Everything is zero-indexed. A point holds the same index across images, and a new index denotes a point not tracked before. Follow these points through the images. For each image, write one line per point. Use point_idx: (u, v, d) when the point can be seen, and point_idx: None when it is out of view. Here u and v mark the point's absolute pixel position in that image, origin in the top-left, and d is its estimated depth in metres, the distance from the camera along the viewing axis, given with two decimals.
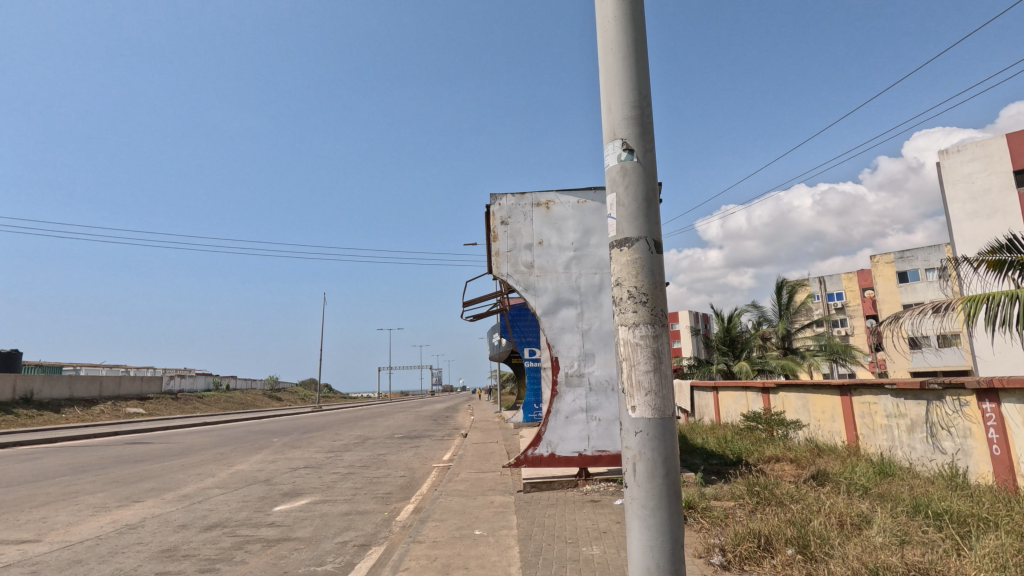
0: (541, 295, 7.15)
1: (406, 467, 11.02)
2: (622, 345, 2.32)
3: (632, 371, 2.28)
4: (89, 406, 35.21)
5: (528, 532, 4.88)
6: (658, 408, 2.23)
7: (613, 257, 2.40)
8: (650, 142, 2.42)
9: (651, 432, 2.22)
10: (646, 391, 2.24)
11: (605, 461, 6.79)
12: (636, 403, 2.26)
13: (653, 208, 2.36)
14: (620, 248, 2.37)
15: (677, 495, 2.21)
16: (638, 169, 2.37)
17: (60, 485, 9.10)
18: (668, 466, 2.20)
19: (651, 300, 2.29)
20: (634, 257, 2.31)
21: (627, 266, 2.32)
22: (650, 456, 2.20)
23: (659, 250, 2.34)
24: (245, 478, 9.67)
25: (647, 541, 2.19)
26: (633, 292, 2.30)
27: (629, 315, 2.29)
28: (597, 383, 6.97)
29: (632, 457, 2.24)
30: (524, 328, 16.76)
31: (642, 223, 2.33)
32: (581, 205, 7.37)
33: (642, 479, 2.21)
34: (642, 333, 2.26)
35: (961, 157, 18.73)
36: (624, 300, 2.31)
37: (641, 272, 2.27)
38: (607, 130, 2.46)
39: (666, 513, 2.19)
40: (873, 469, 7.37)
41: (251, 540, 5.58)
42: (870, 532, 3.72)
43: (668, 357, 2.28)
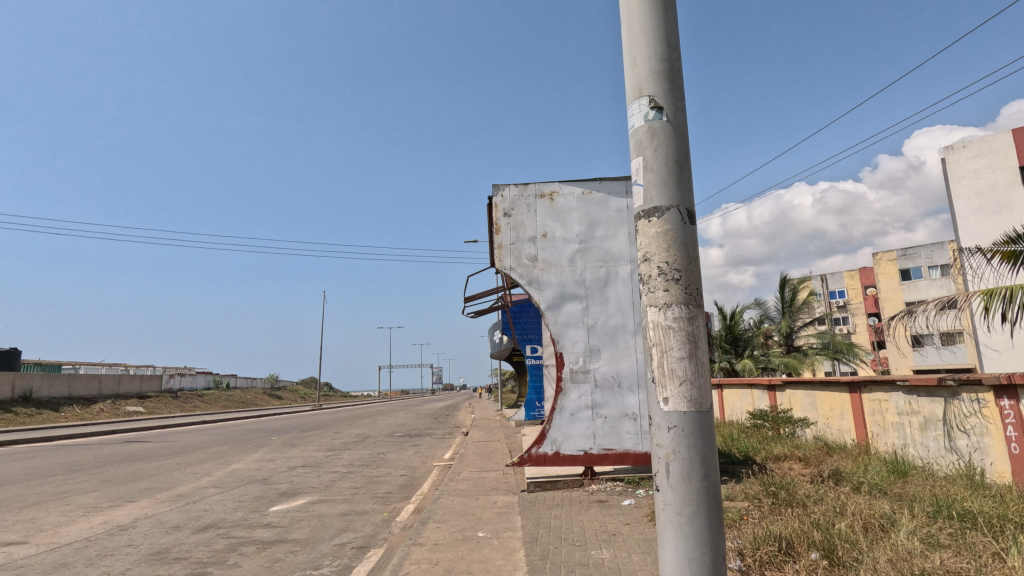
0: (544, 289, 6.94)
1: (407, 466, 10.80)
2: (653, 329, 2.15)
3: (665, 357, 2.10)
4: (88, 405, 35.02)
5: (534, 535, 4.66)
6: (695, 401, 2.06)
7: (641, 230, 2.23)
8: (680, 99, 2.26)
9: (686, 428, 2.04)
10: (680, 380, 2.07)
11: (611, 460, 6.58)
12: (669, 394, 2.08)
13: (684, 171, 2.21)
14: (649, 219, 2.21)
15: (715, 500, 2.02)
16: (668, 128, 2.20)
17: (53, 484, 8.90)
18: (706, 467, 2.02)
19: (685, 276, 2.13)
20: (665, 228, 2.16)
21: (657, 241, 2.16)
22: (686, 456, 2.02)
23: (692, 220, 2.19)
24: (242, 478, 9.47)
25: (684, 552, 1.99)
26: (665, 269, 2.14)
27: (661, 294, 2.12)
28: (603, 379, 6.76)
29: (668, 457, 2.04)
30: (526, 325, 16.55)
31: (673, 190, 2.17)
32: (586, 197, 7.16)
33: (678, 481, 2.02)
34: (675, 315, 2.10)
35: (967, 152, 18.52)
36: (655, 277, 2.15)
37: (675, 244, 2.11)
38: (632, 88, 2.30)
39: (704, 519, 1.99)
40: (887, 468, 7.17)
41: (245, 542, 5.38)
42: (898, 535, 3.51)
43: (704, 342, 2.11)
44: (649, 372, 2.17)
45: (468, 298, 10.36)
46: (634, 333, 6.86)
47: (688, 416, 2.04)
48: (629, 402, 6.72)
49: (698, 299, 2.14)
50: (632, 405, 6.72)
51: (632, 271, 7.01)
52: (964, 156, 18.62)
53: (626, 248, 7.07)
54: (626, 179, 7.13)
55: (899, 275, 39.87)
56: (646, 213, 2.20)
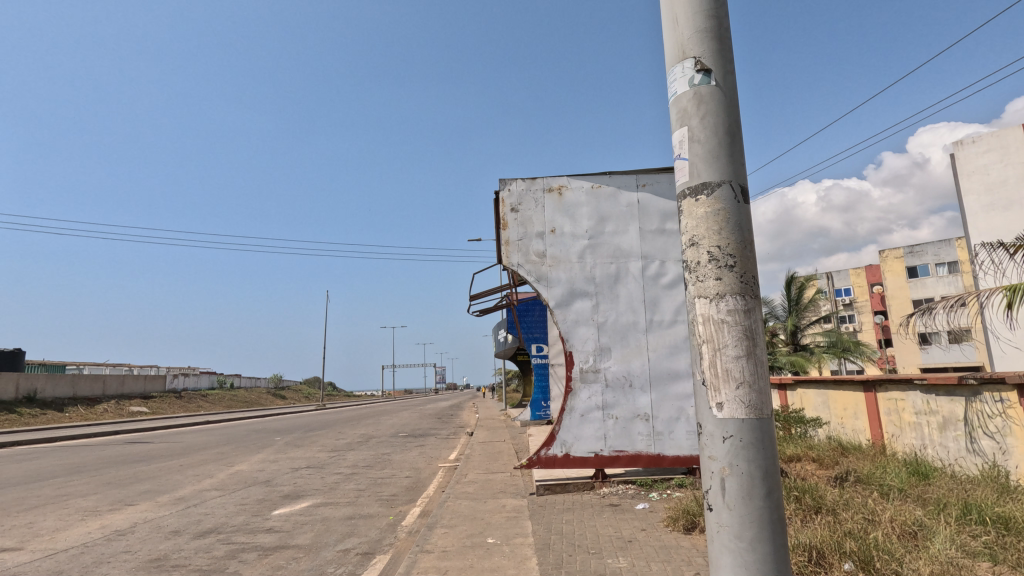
0: (553, 286, 6.75)
1: (412, 467, 10.61)
2: (705, 326, 2.09)
3: (719, 356, 2.04)
4: (92, 406, 34.99)
5: (546, 541, 4.47)
6: (753, 408, 1.99)
7: (689, 210, 2.18)
8: (728, 62, 2.21)
9: (745, 440, 1.98)
10: (737, 383, 2.01)
11: (622, 462, 6.38)
12: (724, 400, 2.02)
13: (736, 139, 2.16)
14: (697, 198, 2.15)
15: (778, 516, 1.97)
16: (716, 91, 2.17)
17: (52, 487, 8.76)
18: (767, 482, 1.96)
19: (739, 264, 2.08)
20: (716, 208, 2.11)
21: (708, 228, 2.12)
22: (746, 471, 1.96)
23: (744, 198, 2.14)
24: (244, 480, 9.30)
25: (743, 573, 1.93)
26: (718, 258, 2.09)
27: (713, 284, 2.08)
28: (614, 379, 6.56)
29: (723, 472, 1.98)
30: (531, 324, 16.36)
31: (723, 164, 2.12)
32: (595, 191, 6.96)
33: (735, 498, 1.97)
34: (729, 309, 2.04)
35: (976, 148, 18.28)
36: (706, 265, 2.11)
37: (728, 226, 2.07)
38: (675, 51, 2.27)
39: (767, 537, 1.94)
40: (907, 469, 6.96)
41: (246, 549, 5.20)
42: (938, 546, 3.32)
43: (761, 341, 2.05)
44: (700, 373, 2.10)
45: (474, 296, 10.17)
46: (645, 331, 6.66)
47: (747, 427, 1.98)
48: (641, 402, 6.52)
49: (753, 288, 2.09)
50: (644, 405, 6.52)
51: (643, 267, 6.80)
52: (974, 151, 18.36)
53: (636, 243, 6.86)
54: (637, 172, 6.94)
55: (905, 273, 39.54)
56: (693, 192, 2.16)
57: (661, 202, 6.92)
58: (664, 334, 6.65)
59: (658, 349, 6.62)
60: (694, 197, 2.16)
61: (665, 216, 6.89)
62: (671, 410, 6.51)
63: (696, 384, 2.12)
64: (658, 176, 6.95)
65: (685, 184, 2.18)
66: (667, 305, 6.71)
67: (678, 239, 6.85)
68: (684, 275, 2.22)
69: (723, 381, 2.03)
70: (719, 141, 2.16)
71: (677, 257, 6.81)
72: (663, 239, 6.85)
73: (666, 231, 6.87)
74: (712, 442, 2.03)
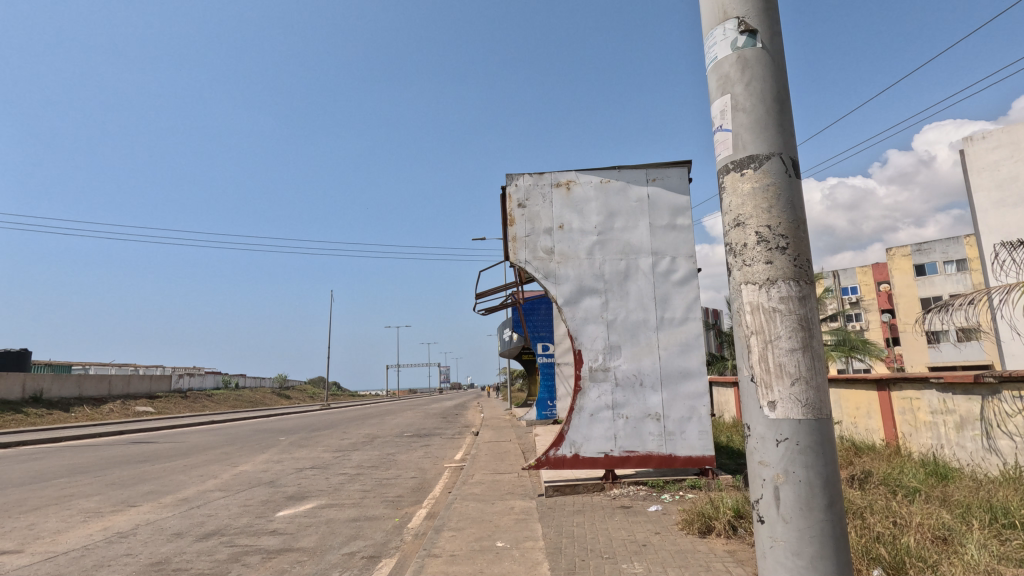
0: (561, 283, 6.61)
1: (417, 467, 10.48)
2: (756, 315, 2.07)
3: (772, 348, 2.02)
4: (98, 406, 35.08)
5: (557, 545, 4.34)
6: (809, 407, 1.96)
7: (735, 186, 2.17)
8: (776, 27, 2.22)
9: (802, 446, 1.94)
10: (792, 378, 1.98)
11: (633, 463, 6.25)
12: (777, 396, 1.99)
13: (784, 108, 2.16)
14: (744, 174, 2.15)
15: (838, 528, 1.93)
16: (763, 55, 2.18)
17: (55, 487, 8.68)
18: (827, 492, 1.92)
19: (791, 245, 2.07)
20: (766, 184, 2.10)
21: (756, 210, 2.11)
22: (804, 481, 1.92)
23: (794, 173, 2.13)
24: (248, 480, 9.20)
25: None
26: (768, 241, 2.08)
27: (763, 266, 2.07)
28: (624, 377, 6.41)
29: (778, 480, 1.94)
30: (536, 323, 16.21)
31: (773, 135, 2.13)
32: (604, 185, 6.81)
33: (791, 504, 1.93)
34: (781, 295, 2.03)
35: (986, 143, 18.02)
36: (757, 244, 2.10)
37: (778, 202, 2.07)
38: (719, 16, 2.28)
39: (828, 550, 1.90)
40: (925, 471, 6.78)
41: (250, 551, 5.09)
42: (972, 552, 3.17)
43: (817, 331, 2.02)
44: (750, 367, 2.08)
45: (479, 295, 10.03)
46: (656, 329, 6.51)
47: (804, 429, 1.94)
48: (652, 402, 6.37)
49: (807, 272, 2.07)
50: (655, 405, 6.37)
51: (653, 264, 6.65)
52: (984, 147, 18.08)
53: (646, 239, 6.71)
54: (646, 166, 6.80)
55: (913, 271, 39.20)
56: (738, 167, 2.17)
57: (671, 196, 6.76)
58: (676, 332, 6.50)
59: (669, 347, 6.47)
60: (737, 173, 2.16)
61: (676, 211, 6.74)
62: (683, 410, 6.36)
63: (745, 379, 2.10)
64: (668, 170, 6.80)
65: (730, 157, 2.19)
66: (679, 302, 6.56)
67: (689, 235, 6.70)
68: (729, 259, 2.21)
69: (777, 375, 2.00)
70: (766, 110, 2.17)
71: (688, 253, 6.66)
72: (674, 234, 6.70)
73: (677, 227, 6.72)
74: (765, 445, 2.00)
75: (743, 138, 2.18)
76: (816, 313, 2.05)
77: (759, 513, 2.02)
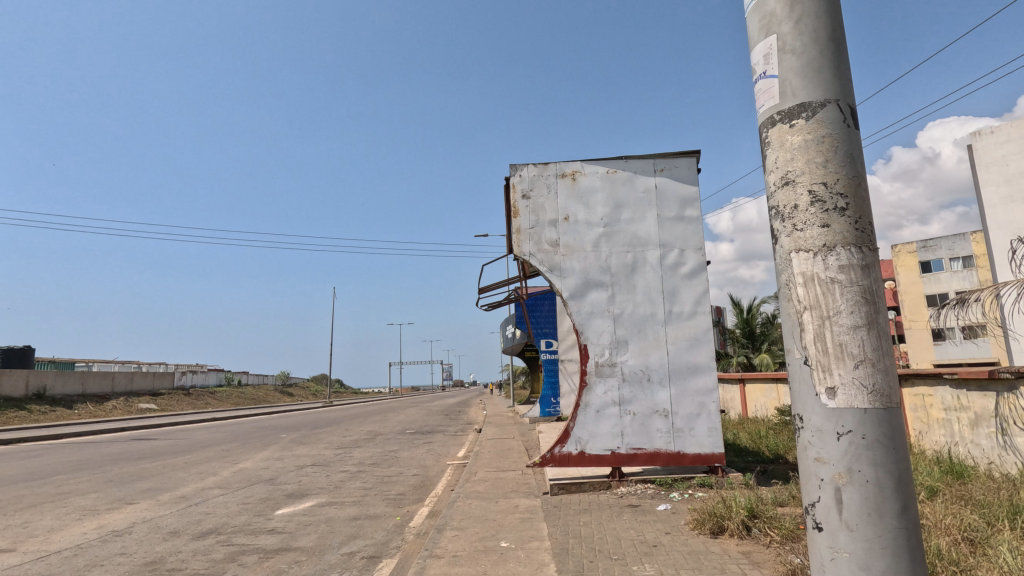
0: (566, 276, 6.45)
1: (419, 465, 10.34)
2: (813, 288, 1.91)
3: (831, 326, 1.87)
4: (101, 403, 35.08)
5: (564, 546, 4.18)
6: (876, 394, 1.80)
7: (784, 138, 2.03)
8: None
9: (869, 443, 1.77)
10: (856, 360, 1.82)
11: (640, 460, 6.08)
12: (839, 382, 1.83)
13: (840, 50, 2.01)
14: (795, 125, 2.01)
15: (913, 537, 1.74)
16: None
17: (53, 484, 8.56)
18: (898, 496, 1.75)
19: (851, 206, 1.93)
20: (822, 136, 1.96)
21: (808, 167, 1.97)
22: (871, 483, 1.75)
23: (853, 124, 1.98)
24: (248, 478, 9.06)
25: None
26: (824, 201, 1.93)
27: (818, 227, 1.93)
28: (631, 373, 6.25)
29: (839, 479, 1.78)
30: (539, 319, 16.04)
31: (829, 79, 1.98)
32: (610, 176, 6.64)
33: (856, 509, 1.76)
34: (840, 263, 1.88)
35: (994, 138, 16.89)
36: (811, 203, 1.95)
37: (836, 155, 1.93)
38: None
39: (901, 561, 1.72)
40: (941, 469, 6.61)
41: (247, 551, 4.95)
42: (1005, 554, 3.02)
43: (885, 307, 1.85)
44: (804, 348, 1.93)
45: (482, 290, 9.86)
46: (664, 323, 6.34)
47: (872, 421, 1.77)
48: (660, 398, 6.21)
49: (868, 237, 1.91)
50: (663, 401, 6.21)
51: (661, 256, 6.48)
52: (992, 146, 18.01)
53: (654, 231, 6.54)
54: (654, 156, 6.63)
55: (918, 267, 38.93)
56: (788, 117, 2.02)
57: (680, 187, 6.59)
58: (685, 326, 6.33)
59: (677, 342, 6.30)
60: (785, 125, 2.03)
61: (684, 202, 6.57)
62: (691, 406, 6.19)
63: (798, 363, 1.95)
64: (676, 160, 6.63)
65: (781, 105, 2.04)
66: (687, 296, 6.39)
67: (698, 226, 6.53)
68: (776, 224, 2.07)
69: (840, 357, 1.84)
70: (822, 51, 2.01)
71: (697, 245, 6.48)
72: (682, 226, 6.53)
73: (685, 219, 6.54)
74: (826, 438, 1.84)
75: (792, 83, 2.03)
76: (880, 284, 1.89)
77: (816, 520, 1.85)
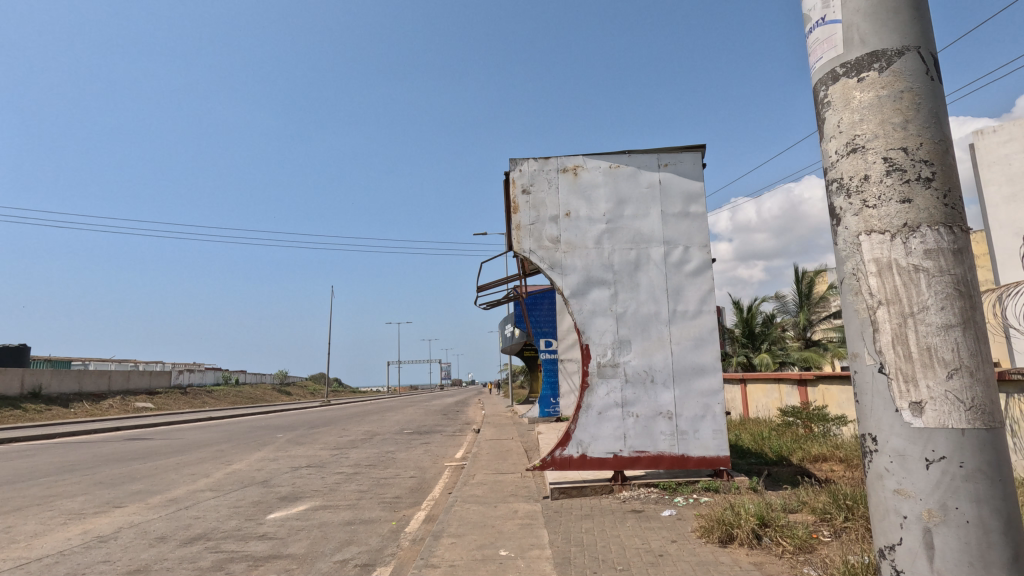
0: (567, 274, 6.26)
1: (416, 466, 10.14)
2: (894, 281, 1.78)
3: (914, 325, 1.73)
4: (98, 401, 34.85)
5: (566, 555, 4.00)
6: (974, 409, 1.66)
7: (849, 98, 1.93)
8: None
9: (972, 481, 1.62)
10: (949, 369, 1.68)
11: (643, 464, 5.90)
12: (930, 397, 1.69)
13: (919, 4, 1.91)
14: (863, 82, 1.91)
15: None
16: None
17: (41, 486, 8.37)
18: (1006, 544, 1.60)
19: (937, 177, 1.80)
20: (898, 95, 1.85)
21: (881, 130, 1.86)
22: (972, 527, 1.62)
23: (932, 83, 1.87)
24: (241, 480, 8.86)
25: None
26: (904, 169, 1.81)
27: (895, 198, 1.81)
28: (634, 374, 6.07)
29: (929, 516, 1.66)
30: (539, 318, 15.85)
31: (907, 29, 1.87)
32: (612, 171, 6.46)
33: (954, 555, 1.63)
34: (925, 246, 1.75)
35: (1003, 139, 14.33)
36: (887, 169, 1.84)
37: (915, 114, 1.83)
38: None
39: None
40: None
41: (235, 558, 4.76)
42: None
43: (981, 305, 1.72)
44: (878, 354, 1.79)
45: (482, 288, 9.67)
46: (668, 322, 6.16)
47: (970, 447, 1.63)
48: (664, 399, 6.03)
49: (957, 215, 1.78)
50: (667, 403, 6.02)
51: (665, 254, 6.29)
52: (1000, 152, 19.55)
53: (658, 227, 6.35)
54: (658, 151, 6.45)
55: None
56: (855, 71, 1.92)
57: (684, 182, 6.40)
58: (689, 326, 6.15)
59: (681, 342, 6.12)
60: (852, 79, 1.93)
61: (689, 197, 6.38)
62: (696, 408, 6.01)
63: (870, 371, 1.81)
64: (681, 154, 6.44)
65: (847, 60, 1.94)
66: (692, 294, 6.20)
67: (703, 223, 6.34)
68: (839, 200, 1.95)
69: (928, 365, 1.70)
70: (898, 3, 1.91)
71: (702, 242, 6.30)
72: (687, 223, 6.35)
73: (690, 215, 6.36)
74: (911, 468, 1.70)
75: (859, 30, 1.92)
76: (973, 271, 1.75)
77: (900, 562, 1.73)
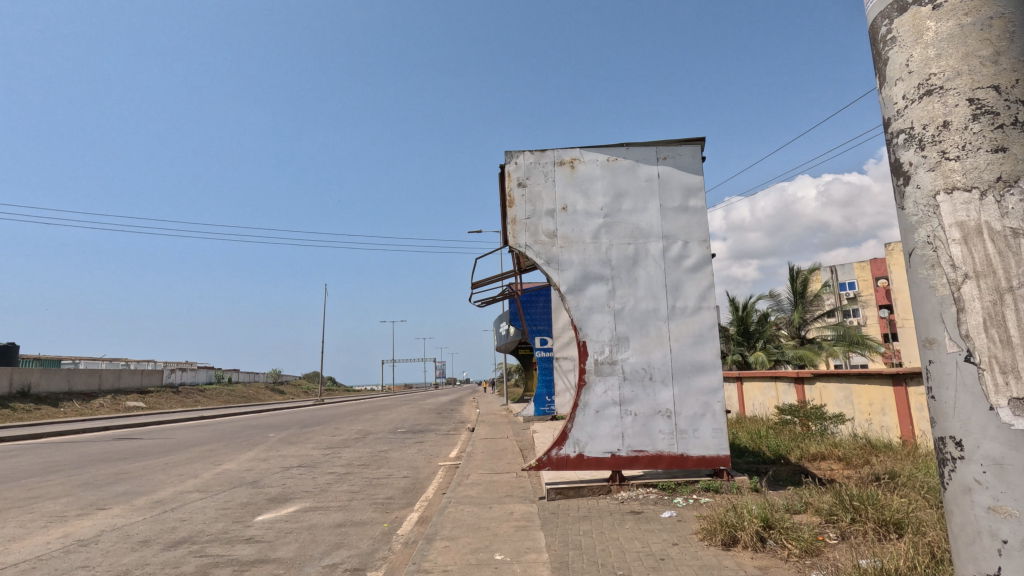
0: (564, 269, 6.12)
1: (410, 466, 9.98)
2: (989, 251, 1.76)
3: (1014, 299, 1.69)
4: (88, 401, 34.46)
5: (563, 559, 3.86)
6: None
7: (930, 42, 1.94)
8: None
9: None
10: None
11: (642, 463, 5.77)
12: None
13: None
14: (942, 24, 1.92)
15: None
16: None
17: (24, 488, 8.16)
18: None
19: None
20: (984, 35, 1.85)
21: (962, 68, 1.86)
22: None
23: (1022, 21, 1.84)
24: (230, 480, 8.67)
25: None
26: (996, 112, 1.80)
27: (984, 145, 1.80)
28: (632, 372, 5.93)
29: None
30: (534, 316, 15.71)
31: None
32: (610, 164, 6.32)
33: None
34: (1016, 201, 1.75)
35: None
36: (974, 114, 1.83)
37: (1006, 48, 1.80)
38: None
39: None
40: None
41: (220, 563, 4.59)
42: None
43: None
44: (963, 340, 1.78)
45: (477, 284, 9.52)
46: (667, 319, 6.03)
47: None
48: (663, 397, 5.89)
49: None
50: (666, 401, 5.89)
51: (664, 249, 6.16)
52: None
53: (657, 222, 6.21)
54: (656, 143, 6.32)
55: None
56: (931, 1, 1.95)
57: (683, 175, 6.27)
58: (688, 323, 6.02)
59: (680, 339, 5.99)
60: (926, 7, 1.96)
61: (688, 191, 6.25)
62: (695, 406, 5.88)
63: (955, 358, 1.79)
64: (680, 147, 6.31)
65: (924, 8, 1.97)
66: (691, 290, 6.07)
67: (703, 217, 6.21)
68: (913, 154, 1.97)
69: None
70: None
71: (701, 237, 6.17)
72: (687, 217, 6.21)
73: (689, 209, 6.22)
74: (1013, 480, 1.64)
75: None
76: None
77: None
